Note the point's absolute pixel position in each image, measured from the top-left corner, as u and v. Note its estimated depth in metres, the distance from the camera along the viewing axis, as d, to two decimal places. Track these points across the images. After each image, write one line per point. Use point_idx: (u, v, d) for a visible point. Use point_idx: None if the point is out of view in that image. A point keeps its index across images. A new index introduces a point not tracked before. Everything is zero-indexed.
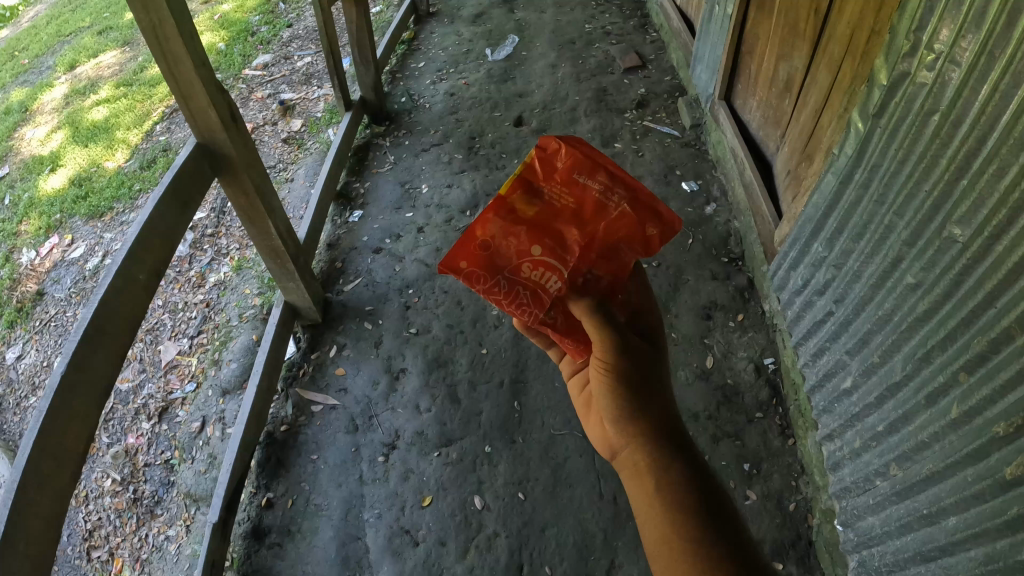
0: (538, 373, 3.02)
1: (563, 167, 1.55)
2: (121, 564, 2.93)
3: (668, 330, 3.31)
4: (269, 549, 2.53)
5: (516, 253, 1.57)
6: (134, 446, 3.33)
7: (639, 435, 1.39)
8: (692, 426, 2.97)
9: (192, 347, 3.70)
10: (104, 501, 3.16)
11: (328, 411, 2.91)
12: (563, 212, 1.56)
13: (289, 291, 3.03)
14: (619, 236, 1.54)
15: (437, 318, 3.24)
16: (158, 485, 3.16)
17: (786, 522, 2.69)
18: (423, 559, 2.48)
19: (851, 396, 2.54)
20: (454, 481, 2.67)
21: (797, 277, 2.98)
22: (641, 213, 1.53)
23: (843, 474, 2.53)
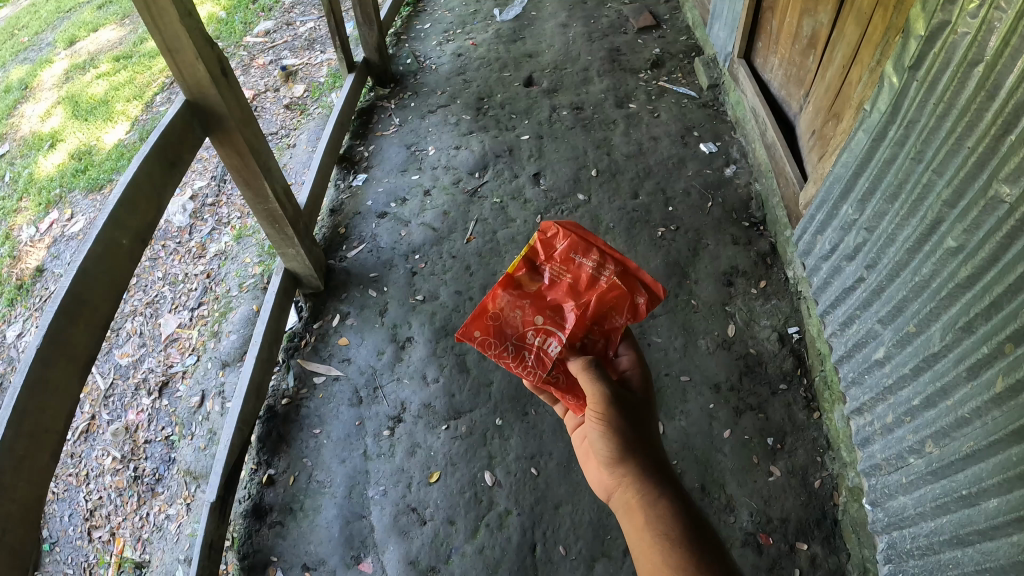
0: None
1: (561, 248, 1.71)
2: (122, 544, 2.84)
3: (688, 297, 3.12)
4: (270, 529, 2.43)
5: (522, 322, 1.68)
6: (134, 422, 3.21)
7: (630, 475, 1.39)
8: (713, 398, 2.82)
9: (192, 319, 3.56)
10: (105, 480, 3.05)
11: (331, 383, 2.77)
12: (562, 287, 1.70)
13: (289, 260, 2.84)
14: (610, 304, 1.66)
15: (445, 283, 3.08)
16: (160, 462, 3.06)
17: (811, 500, 2.55)
18: (432, 538, 2.35)
19: (884, 367, 2.38)
20: (464, 456, 2.54)
21: (824, 242, 2.82)
22: (630, 284, 1.66)
23: (873, 450, 2.39)
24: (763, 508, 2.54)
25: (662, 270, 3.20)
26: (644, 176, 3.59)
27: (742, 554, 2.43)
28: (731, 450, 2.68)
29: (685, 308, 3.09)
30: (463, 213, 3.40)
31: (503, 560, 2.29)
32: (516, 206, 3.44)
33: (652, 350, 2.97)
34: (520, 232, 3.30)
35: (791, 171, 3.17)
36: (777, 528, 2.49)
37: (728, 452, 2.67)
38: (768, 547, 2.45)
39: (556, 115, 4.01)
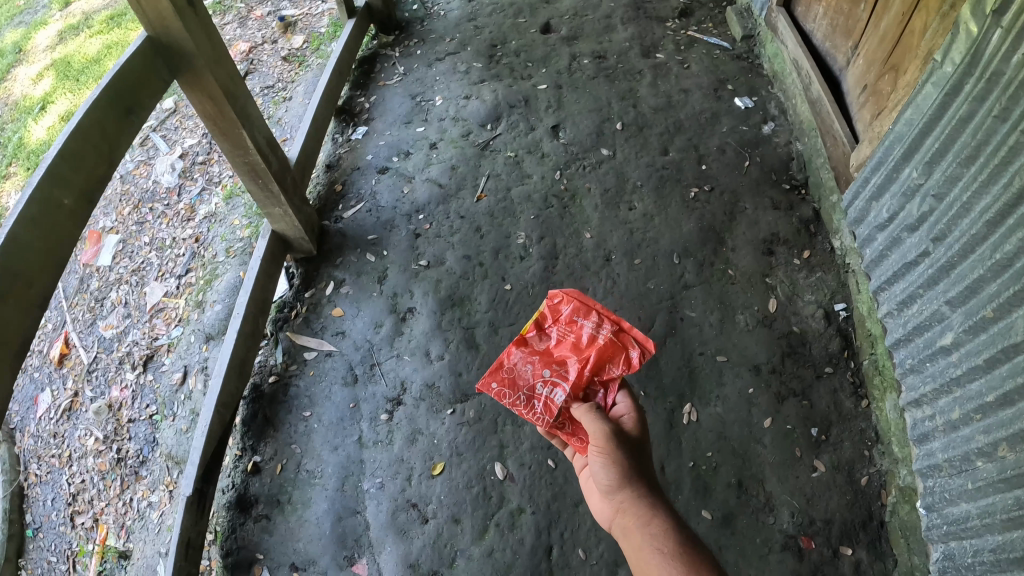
0: None
1: (566, 311, 1.76)
2: (105, 532, 2.66)
3: (724, 267, 2.74)
4: (256, 523, 2.17)
5: (532, 375, 1.70)
6: (118, 400, 2.96)
7: (628, 500, 1.36)
8: (754, 381, 2.46)
9: (180, 288, 3.24)
10: (87, 462, 2.84)
11: (323, 359, 2.47)
12: (568, 345, 1.72)
13: (276, 221, 2.49)
14: (607, 357, 1.67)
15: (452, 246, 2.76)
16: (144, 443, 2.82)
17: (857, 500, 2.25)
18: (434, 538, 2.08)
19: (951, 355, 2.05)
20: (471, 445, 2.24)
21: (880, 210, 2.47)
22: (625, 341, 1.69)
23: (932, 449, 2.08)
24: (805, 508, 2.23)
25: (696, 236, 2.82)
26: (675, 131, 3.23)
27: (781, 560, 2.13)
28: (772, 441, 2.35)
29: (721, 279, 2.70)
30: (473, 168, 3.08)
31: (514, 565, 2.02)
32: (532, 161, 3.11)
33: (685, 324, 2.61)
34: (536, 190, 2.98)
35: (841, 130, 2.82)
36: (820, 531, 2.19)
37: (769, 443, 2.34)
38: (810, 552, 2.15)
39: (577, 63, 3.66)
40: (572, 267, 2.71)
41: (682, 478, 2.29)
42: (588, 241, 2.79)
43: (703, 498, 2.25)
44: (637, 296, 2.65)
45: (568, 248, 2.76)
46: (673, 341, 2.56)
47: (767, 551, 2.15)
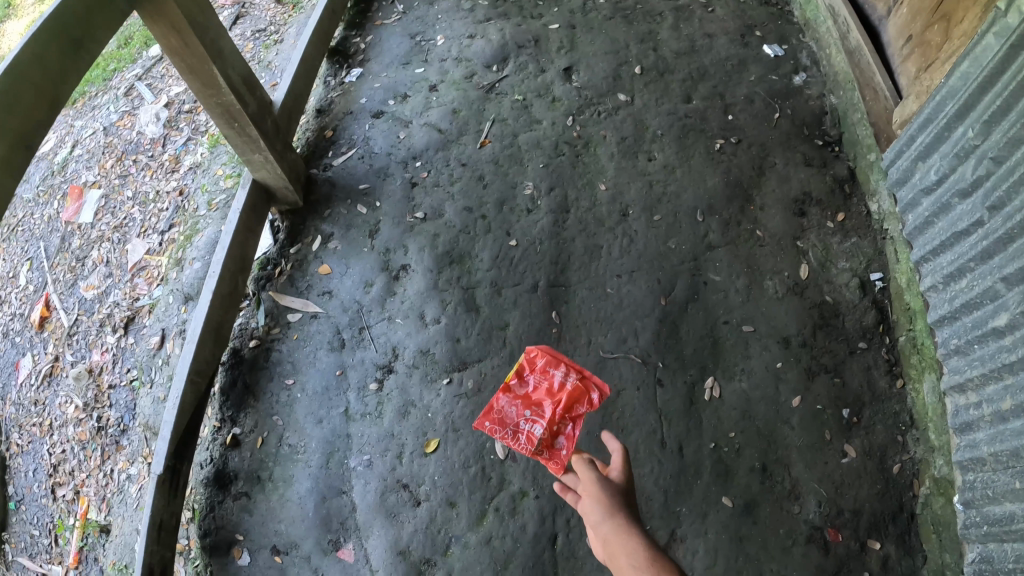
0: (583, 275, 2.24)
1: (539, 361, 1.68)
2: (87, 505, 2.60)
3: (751, 225, 2.36)
4: (236, 502, 2.00)
5: (515, 417, 1.63)
6: (98, 364, 2.80)
7: (610, 534, 1.16)
8: (782, 356, 2.14)
9: (162, 244, 2.97)
10: (68, 431, 2.74)
11: (308, 321, 2.21)
12: (544, 391, 1.65)
13: (254, 168, 2.24)
14: (574, 399, 1.61)
15: (451, 198, 2.38)
16: (124, 410, 2.68)
17: (888, 489, 2.02)
18: (426, 523, 1.89)
19: (1005, 339, 1.76)
20: (469, 420, 2.00)
21: (929, 171, 2.08)
22: (588, 383, 1.63)
23: (977, 440, 1.84)
24: (833, 497, 1.99)
25: (722, 192, 2.41)
26: (699, 79, 2.77)
27: (805, 553, 1.91)
28: (800, 423, 2.06)
29: (749, 241, 2.33)
30: (477, 111, 2.62)
31: (514, 555, 1.85)
32: (542, 106, 2.63)
33: (707, 290, 2.23)
34: (548, 135, 2.53)
35: (882, 83, 2.47)
36: (848, 523, 1.96)
37: (796, 426, 2.06)
38: (836, 545, 1.93)
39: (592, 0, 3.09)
40: (586, 223, 2.33)
41: (701, 461, 1.99)
42: (603, 194, 2.39)
43: (724, 484, 1.97)
44: (656, 258, 2.27)
45: (581, 202, 2.36)
46: (693, 309, 2.19)
47: (791, 544, 1.92)
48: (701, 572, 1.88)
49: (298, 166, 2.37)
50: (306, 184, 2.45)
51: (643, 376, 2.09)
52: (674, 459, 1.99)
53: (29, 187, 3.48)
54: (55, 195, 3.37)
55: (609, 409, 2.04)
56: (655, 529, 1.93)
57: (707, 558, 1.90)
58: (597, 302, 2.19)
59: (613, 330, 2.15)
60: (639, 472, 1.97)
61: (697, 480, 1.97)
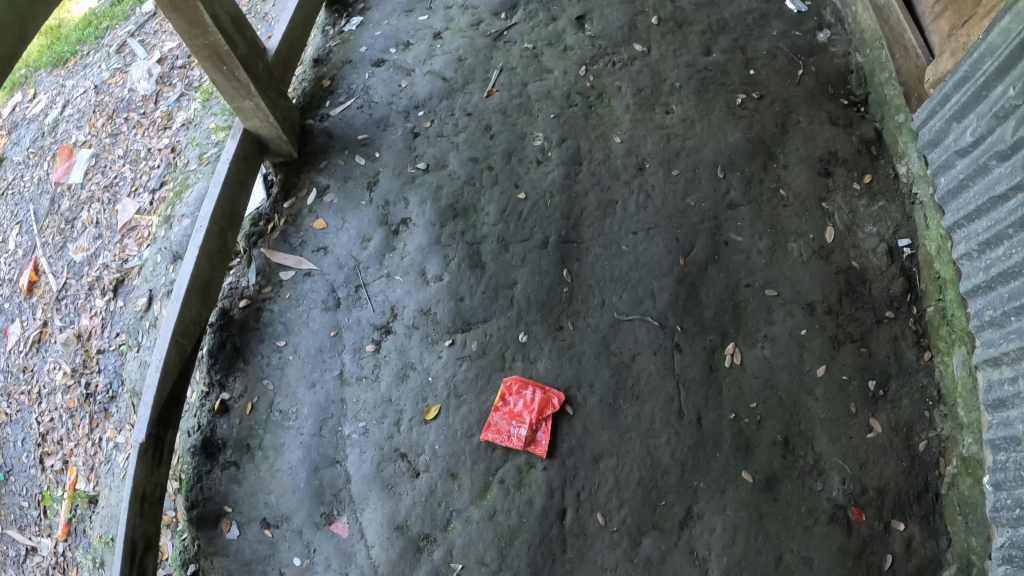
0: (598, 229, 2.08)
1: (512, 388, 1.86)
2: (75, 476, 2.51)
3: (776, 185, 2.19)
4: (224, 471, 1.91)
5: (511, 433, 1.81)
6: (87, 329, 2.68)
7: None
8: (807, 322, 2.00)
9: (153, 203, 2.82)
10: (56, 399, 2.64)
11: (302, 280, 2.07)
12: (524, 406, 1.84)
13: (245, 116, 2.10)
14: (546, 405, 1.84)
15: (456, 147, 2.20)
16: (112, 376, 2.57)
17: (914, 467, 1.90)
18: (425, 495, 1.78)
19: None
20: (473, 385, 1.87)
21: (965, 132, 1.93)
22: (551, 395, 1.85)
23: (1011, 418, 1.71)
24: (857, 474, 1.87)
25: (744, 148, 2.23)
26: (719, 32, 2.55)
27: (828, 533, 1.79)
28: (825, 394, 1.93)
29: (773, 200, 2.17)
30: (484, 58, 2.40)
31: (519, 531, 1.74)
32: (553, 56, 2.42)
33: (728, 252, 2.07)
34: (558, 86, 2.32)
35: (914, 40, 2.27)
36: (872, 502, 1.85)
37: (821, 397, 1.92)
38: (860, 526, 1.82)
39: None
40: (600, 175, 2.15)
41: (721, 433, 1.85)
42: (618, 147, 2.20)
43: (744, 458, 1.83)
44: (675, 214, 2.10)
45: (594, 154, 2.18)
46: (714, 270, 2.04)
47: (812, 523, 1.80)
48: (719, 550, 1.75)
49: (293, 115, 2.23)
50: (301, 134, 2.31)
51: (660, 339, 1.94)
52: (692, 430, 1.85)
53: (19, 149, 3.35)
54: (44, 156, 3.23)
55: (623, 373, 1.90)
56: (671, 503, 1.78)
57: (725, 536, 1.76)
58: (611, 260, 2.03)
59: (628, 291, 2.00)
60: (655, 444, 1.83)
61: (717, 453, 1.83)
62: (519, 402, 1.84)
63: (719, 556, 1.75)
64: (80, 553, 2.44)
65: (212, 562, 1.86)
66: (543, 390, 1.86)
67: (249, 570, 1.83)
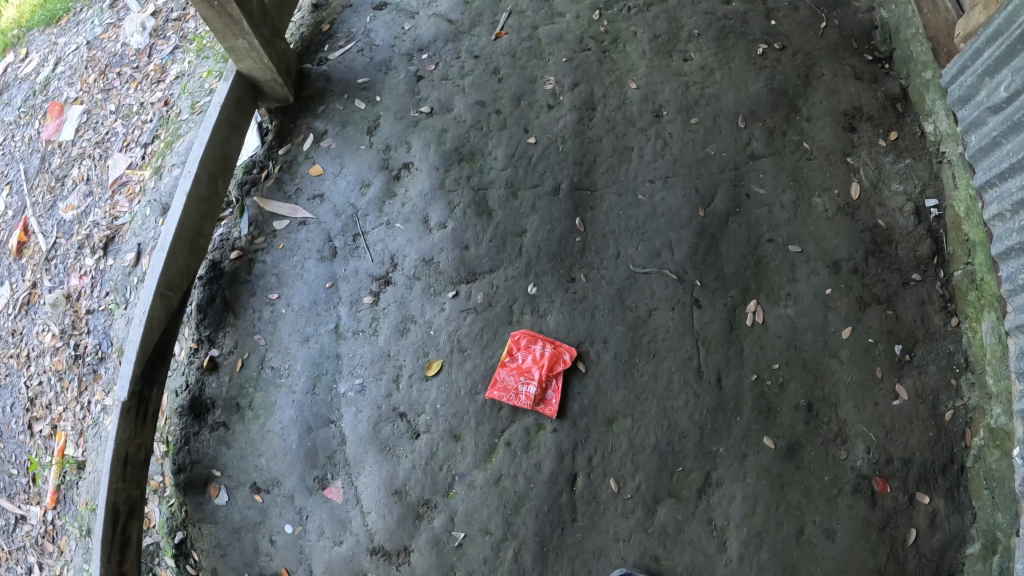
0: (612, 175, 1.96)
1: (520, 341, 1.75)
2: (64, 441, 2.41)
3: (799, 138, 2.08)
4: (212, 433, 1.85)
5: (520, 389, 1.71)
6: (76, 289, 2.57)
7: None
8: (832, 282, 1.89)
9: (145, 158, 2.71)
10: (45, 361, 2.54)
11: (296, 229, 1.97)
12: (533, 361, 1.73)
13: (237, 57, 1.98)
14: (556, 361, 1.73)
15: (462, 91, 2.07)
16: (101, 337, 2.46)
17: (940, 438, 1.80)
18: (426, 459, 1.70)
19: None
20: (478, 339, 1.77)
21: (998, 86, 1.83)
22: (562, 351, 1.75)
23: None
24: (882, 443, 1.76)
25: (766, 99, 2.11)
26: None
27: (851, 505, 1.70)
28: (850, 357, 1.82)
29: (796, 153, 2.05)
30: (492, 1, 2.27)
31: (527, 497, 1.66)
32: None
33: (750, 205, 1.95)
34: (571, 29, 2.20)
35: None
36: (897, 473, 1.75)
37: (845, 361, 1.82)
38: (884, 498, 1.72)
39: None
40: (614, 121, 2.02)
41: (741, 395, 1.75)
42: (634, 93, 2.07)
43: (766, 422, 1.73)
44: (694, 163, 1.98)
45: (608, 99, 2.05)
46: (734, 224, 1.93)
47: (835, 494, 1.70)
48: (738, 521, 1.67)
49: (288, 57, 2.11)
50: (298, 79, 2.19)
51: (677, 294, 1.83)
52: (712, 390, 1.75)
53: (11, 109, 3.23)
54: (35, 115, 3.11)
55: (638, 329, 1.79)
56: (689, 470, 1.69)
57: (745, 506, 1.68)
58: (626, 210, 1.92)
59: (645, 243, 1.88)
60: (671, 404, 1.73)
61: (737, 417, 1.73)
62: (527, 357, 1.74)
63: (738, 526, 1.67)
64: (69, 521, 2.35)
65: (200, 529, 1.84)
66: (553, 344, 1.75)
67: (239, 537, 1.80)
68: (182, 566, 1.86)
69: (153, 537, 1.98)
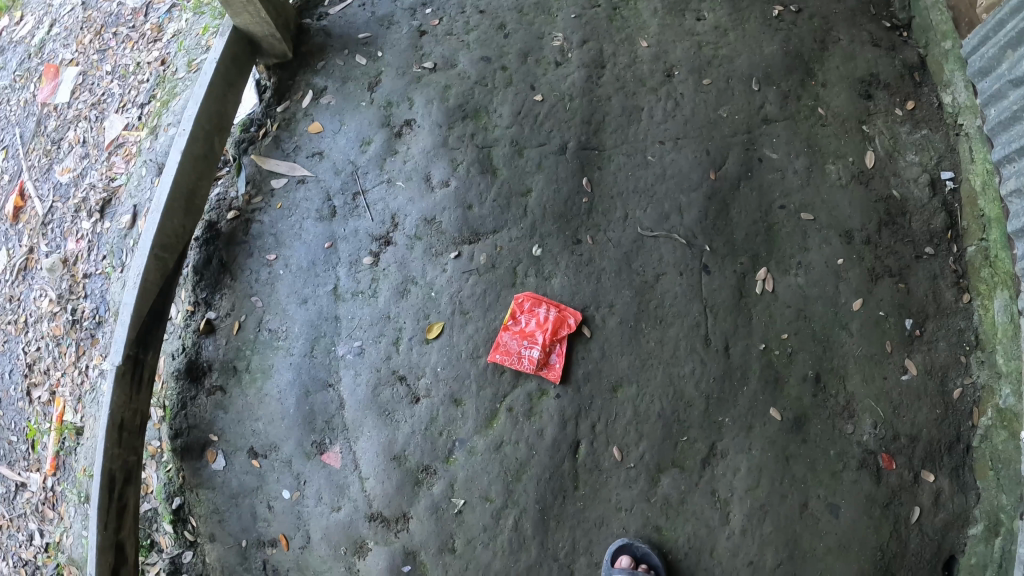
0: (620, 135, 1.91)
1: (524, 306, 1.71)
2: (63, 407, 2.38)
3: (813, 104, 2.02)
4: (210, 397, 1.82)
5: (525, 353, 1.67)
6: (73, 254, 2.53)
7: None
8: (844, 251, 1.84)
9: (142, 118, 2.66)
10: (42, 327, 2.50)
11: (294, 187, 1.92)
12: (538, 325, 1.69)
13: (235, 11, 1.92)
14: (561, 325, 1.69)
15: (467, 46, 2.02)
16: (99, 301, 2.43)
17: (948, 416, 1.76)
18: (425, 424, 1.66)
19: None
20: (480, 301, 1.73)
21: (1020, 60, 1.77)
22: (566, 315, 1.70)
23: None
24: (890, 418, 1.72)
25: (781, 62, 2.05)
26: None
27: (857, 481, 1.67)
28: (860, 329, 1.78)
29: (810, 118, 1.99)
30: None
31: (528, 465, 1.63)
32: None
33: (762, 169, 1.90)
34: None
35: None
36: (903, 449, 1.71)
37: (856, 333, 1.77)
38: (889, 474, 1.69)
39: None
40: (623, 80, 1.97)
41: (749, 364, 1.71)
42: (645, 52, 2.01)
43: (773, 393, 1.69)
44: (705, 125, 1.93)
45: (618, 57, 2.00)
46: (746, 188, 1.88)
47: (841, 468, 1.67)
48: (742, 493, 1.64)
49: (287, 11, 2.05)
50: (297, 34, 2.13)
51: (686, 260, 1.78)
52: (719, 359, 1.70)
53: (6, 74, 3.16)
54: (31, 79, 3.04)
55: (645, 295, 1.75)
56: (693, 440, 1.66)
57: (749, 478, 1.64)
58: (635, 170, 1.87)
59: (653, 205, 1.83)
60: (677, 371, 1.69)
61: (744, 385, 1.69)
62: (531, 321, 1.70)
63: (742, 498, 1.63)
64: (68, 488, 2.32)
65: (198, 494, 1.81)
66: (557, 308, 1.71)
67: (236, 503, 1.78)
68: (182, 532, 1.86)
69: (152, 503, 1.94)
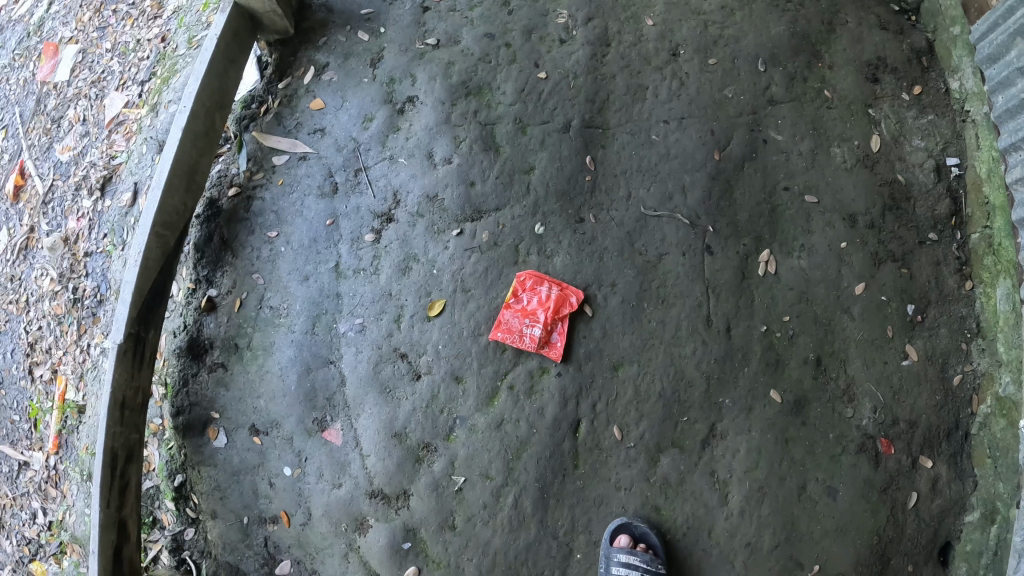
0: (624, 113, 1.90)
1: (526, 284, 1.70)
2: (64, 385, 2.39)
3: (818, 85, 2.00)
4: (211, 374, 1.82)
5: (525, 331, 1.66)
6: (74, 232, 2.53)
7: None
8: (847, 235, 1.84)
9: (143, 96, 2.65)
10: (43, 306, 2.50)
11: (296, 164, 1.91)
12: (539, 304, 1.69)
13: None
14: (562, 304, 1.69)
15: (470, 22, 2.00)
16: (100, 279, 2.43)
17: (947, 403, 1.76)
18: (426, 401, 1.66)
19: None
20: (481, 279, 1.73)
21: None
22: (568, 294, 1.70)
23: None
24: (890, 403, 1.73)
25: (786, 42, 2.03)
26: None
27: (855, 464, 1.67)
28: (861, 313, 1.77)
29: (815, 99, 1.98)
30: None
31: (528, 443, 1.64)
32: None
33: (766, 150, 1.89)
34: None
35: None
36: (902, 434, 1.72)
37: (858, 316, 1.77)
38: (888, 459, 1.69)
39: None
40: (628, 58, 1.95)
41: (750, 346, 1.70)
42: (650, 30, 2.00)
43: (774, 374, 1.69)
44: (710, 105, 1.92)
45: (623, 35, 1.98)
46: (750, 169, 1.87)
47: (841, 451, 1.67)
48: (741, 474, 1.64)
49: None
50: (299, 9, 2.11)
51: (689, 240, 1.77)
52: (720, 339, 1.70)
53: (5, 52, 3.13)
54: (30, 57, 3.02)
55: (647, 274, 1.74)
56: (693, 421, 1.66)
57: (749, 459, 1.64)
58: (639, 150, 1.86)
59: (657, 185, 1.83)
60: (679, 350, 1.69)
61: (745, 365, 1.69)
62: (533, 299, 1.69)
63: (741, 480, 1.64)
64: (70, 466, 2.34)
65: (199, 471, 1.82)
66: (559, 286, 1.70)
67: (238, 480, 1.78)
68: (183, 509, 1.88)
69: (153, 480, 1.95)
